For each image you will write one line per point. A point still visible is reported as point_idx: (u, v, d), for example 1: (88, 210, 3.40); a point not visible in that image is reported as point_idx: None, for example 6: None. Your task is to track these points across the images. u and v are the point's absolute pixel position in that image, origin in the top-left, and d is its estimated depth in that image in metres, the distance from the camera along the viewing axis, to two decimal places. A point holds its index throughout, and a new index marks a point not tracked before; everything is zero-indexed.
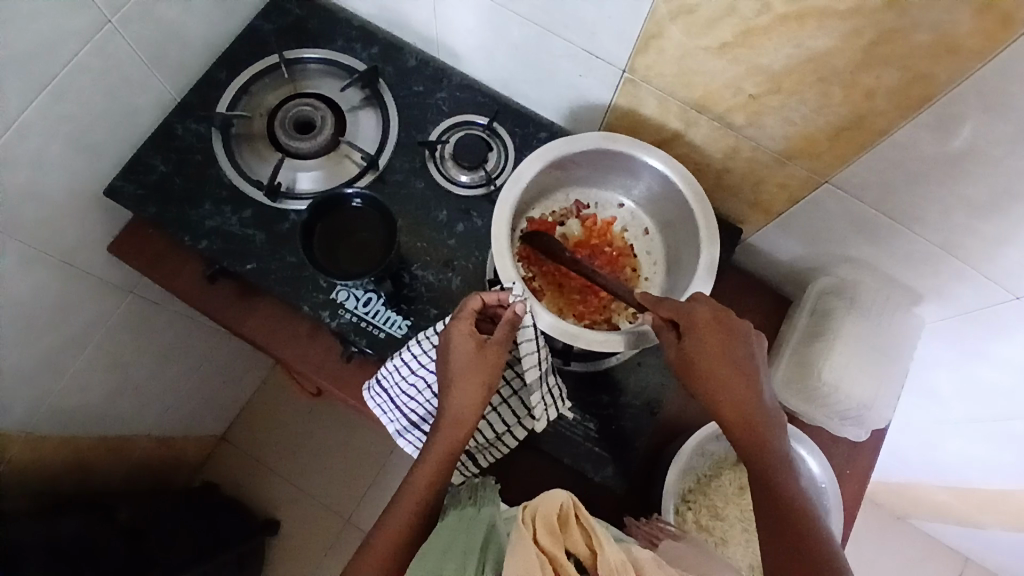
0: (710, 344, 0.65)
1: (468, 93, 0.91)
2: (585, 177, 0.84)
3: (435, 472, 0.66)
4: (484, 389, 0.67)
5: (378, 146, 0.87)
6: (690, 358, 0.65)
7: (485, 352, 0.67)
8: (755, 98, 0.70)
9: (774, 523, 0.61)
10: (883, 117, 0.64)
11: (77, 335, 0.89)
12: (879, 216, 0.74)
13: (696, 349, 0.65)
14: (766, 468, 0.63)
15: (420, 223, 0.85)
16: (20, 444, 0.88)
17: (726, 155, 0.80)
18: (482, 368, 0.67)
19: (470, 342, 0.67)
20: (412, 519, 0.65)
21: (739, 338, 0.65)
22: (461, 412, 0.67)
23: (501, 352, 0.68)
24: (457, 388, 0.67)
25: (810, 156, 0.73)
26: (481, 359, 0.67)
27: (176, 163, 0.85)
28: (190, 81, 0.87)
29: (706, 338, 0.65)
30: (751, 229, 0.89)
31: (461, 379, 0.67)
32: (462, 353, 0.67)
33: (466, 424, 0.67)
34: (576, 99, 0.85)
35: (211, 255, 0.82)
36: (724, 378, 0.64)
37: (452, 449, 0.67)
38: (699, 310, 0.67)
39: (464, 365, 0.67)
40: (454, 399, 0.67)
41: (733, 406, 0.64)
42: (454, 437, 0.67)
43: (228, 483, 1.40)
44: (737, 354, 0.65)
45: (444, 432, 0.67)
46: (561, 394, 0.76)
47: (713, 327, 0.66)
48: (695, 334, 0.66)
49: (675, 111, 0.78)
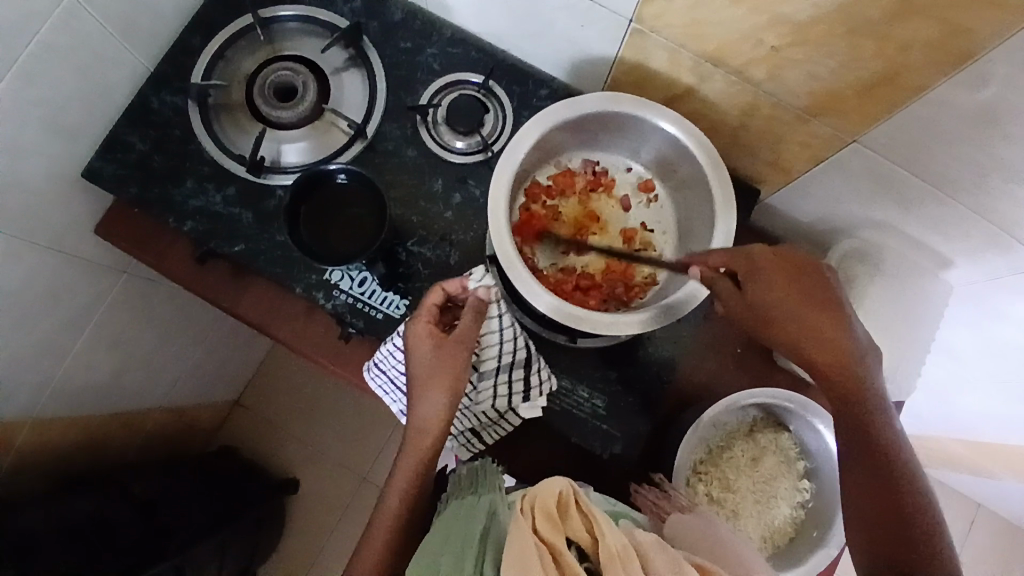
0: (803, 295, 0.62)
1: (460, 48, 0.83)
2: (588, 141, 0.77)
3: (410, 477, 0.67)
4: (447, 390, 0.67)
5: (366, 112, 0.81)
6: (772, 311, 0.62)
7: (442, 350, 0.67)
8: (776, 50, 0.63)
9: (867, 462, 0.62)
10: (920, 71, 0.56)
11: (75, 319, 0.88)
12: (908, 177, 0.68)
13: (780, 301, 0.62)
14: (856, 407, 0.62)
15: (414, 194, 0.80)
16: (28, 430, 0.88)
17: (743, 112, 0.73)
18: (443, 365, 0.67)
19: (428, 342, 0.67)
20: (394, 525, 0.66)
21: (825, 281, 0.64)
22: (429, 415, 0.67)
23: (460, 349, 0.68)
24: (422, 392, 0.67)
25: (836, 114, 0.66)
26: (440, 357, 0.67)
27: (155, 140, 0.80)
28: (162, 48, 0.81)
29: (801, 284, 0.63)
30: (769, 189, 0.83)
31: (424, 382, 0.67)
32: (420, 356, 0.67)
33: (433, 429, 0.67)
34: (578, 52, 0.78)
35: (198, 237, 0.78)
36: (823, 325, 0.62)
37: (423, 453, 0.67)
38: (775, 258, 0.63)
39: (424, 367, 0.67)
40: (420, 404, 0.67)
41: (823, 347, 0.62)
42: (424, 442, 0.67)
43: (245, 447, 1.42)
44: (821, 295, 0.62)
45: (414, 436, 0.68)
46: (527, 390, 0.75)
47: (796, 276, 0.63)
48: (773, 283, 0.63)
49: (687, 64, 0.71)
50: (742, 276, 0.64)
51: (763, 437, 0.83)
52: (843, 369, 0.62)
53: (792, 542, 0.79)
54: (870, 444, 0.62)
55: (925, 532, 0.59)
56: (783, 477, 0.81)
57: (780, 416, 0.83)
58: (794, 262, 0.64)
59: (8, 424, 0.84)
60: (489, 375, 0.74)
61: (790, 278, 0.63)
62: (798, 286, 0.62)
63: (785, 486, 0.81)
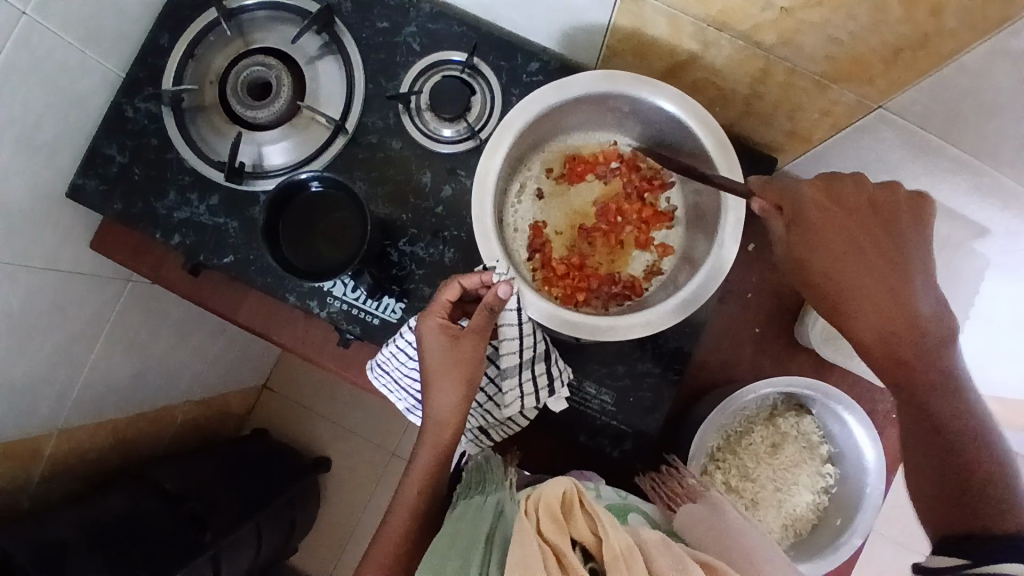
0: (874, 247, 0.55)
1: (442, 24, 0.76)
2: (585, 122, 0.71)
3: (426, 477, 0.62)
4: (464, 387, 0.61)
5: (346, 104, 0.76)
6: (808, 255, 0.57)
7: (460, 344, 0.60)
8: (789, 13, 0.54)
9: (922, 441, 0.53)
10: (956, 33, 0.48)
11: (82, 333, 0.88)
12: (944, 147, 0.59)
13: (825, 244, 0.56)
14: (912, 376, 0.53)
15: (402, 190, 0.76)
16: (55, 440, 0.91)
17: (754, 79, 0.65)
18: (459, 364, 0.60)
19: (443, 336, 0.61)
20: (409, 527, 0.62)
21: (912, 228, 0.56)
22: (445, 415, 0.62)
23: (479, 344, 0.61)
24: (437, 388, 0.61)
25: (860, 80, 0.58)
26: (457, 351, 0.60)
27: (133, 150, 0.77)
28: (129, 51, 0.77)
29: (880, 226, 0.56)
30: (788, 158, 0.75)
31: (440, 381, 0.61)
32: (435, 352, 0.61)
33: (452, 426, 0.62)
34: (569, 20, 0.70)
35: (186, 251, 0.76)
36: (837, 253, 0.56)
37: (439, 454, 0.62)
38: (823, 197, 0.57)
39: (441, 365, 0.60)
40: (436, 400, 0.61)
41: (891, 312, 0.54)
42: (440, 440, 0.62)
43: (275, 427, 1.46)
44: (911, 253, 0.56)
45: (429, 434, 0.62)
46: (550, 384, 0.69)
47: (873, 222, 0.56)
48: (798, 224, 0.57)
49: (689, 30, 0.63)
50: (785, 220, 0.58)
51: (784, 423, 0.79)
52: (918, 335, 0.53)
53: (815, 529, 0.77)
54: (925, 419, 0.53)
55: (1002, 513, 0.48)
56: (805, 464, 0.77)
57: (802, 400, 0.79)
58: (852, 199, 0.57)
59: (34, 437, 0.87)
60: (514, 373, 0.66)
61: (857, 218, 0.56)
62: (836, 219, 0.57)
63: (807, 473, 0.77)
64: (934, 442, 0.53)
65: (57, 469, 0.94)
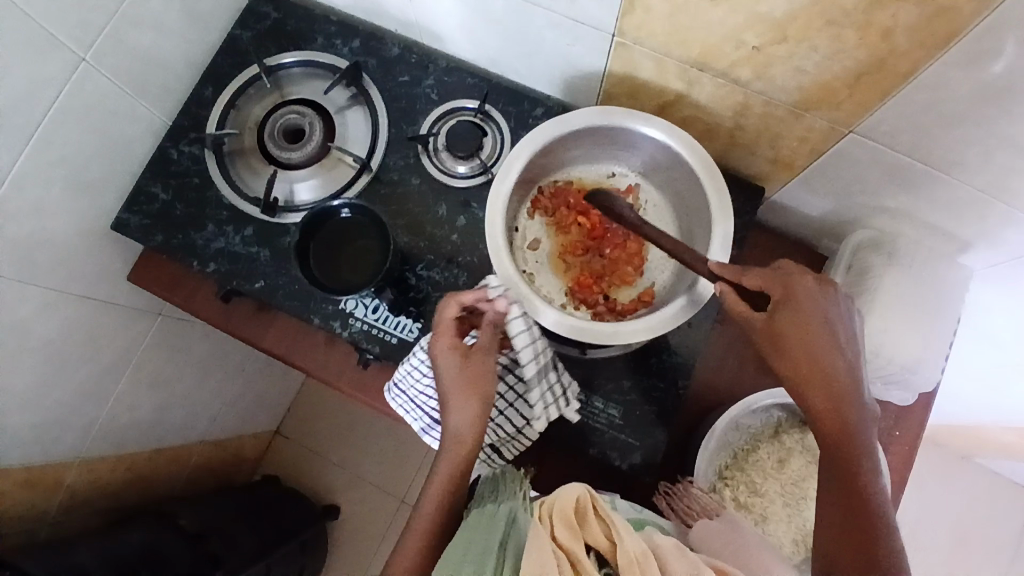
0: (802, 323, 0.59)
1: (456, 76, 0.86)
2: (586, 154, 0.79)
3: (446, 491, 0.64)
4: (481, 398, 0.64)
5: (370, 145, 0.85)
6: (782, 334, 0.59)
7: (471, 362, 0.65)
8: (759, 49, 0.63)
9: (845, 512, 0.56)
10: (906, 53, 0.56)
11: (112, 364, 0.93)
12: (912, 163, 0.66)
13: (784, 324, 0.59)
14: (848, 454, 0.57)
15: (419, 220, 0.83)
16: (76, 470, 0.93)
17: (736, 112, 0.73)
18: (474, 376, 0.64)
19: (454, 357, 0.64)
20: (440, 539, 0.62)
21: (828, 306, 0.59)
22: (462, 427, 0.64)
23: (488, 358, 0.65)
24: (455, 404, 0.64)
25: (830, 106, 0.65)
26: (470, 369, 0.64)
27: (175, 189, 0.84)
28: (177, 102, 0.86)
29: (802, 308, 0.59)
30: (773, 187, 0.82)
31: (456, 394, 0.64)
32: (449, 372, 0.64)
33: (472, 438, 0.64)
34: (569, 67, 0.79)
35: (220, 278, 0.82)
36: (808, 339, 0.58)
37: (462, 465, 0.64)
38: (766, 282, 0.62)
39: (456, 379, 0.64)
40: (456, 417, 0.64)
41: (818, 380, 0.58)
42: (460, 454, 0.64)
43: (286, 475, 1.46)
44: (834, 324, 0.59)
45: (447, 448, 0.65)
46: (565, 390, 0.73)
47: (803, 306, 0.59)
48: (793, 308, 0.59)
49: (675, 71, 0.72)
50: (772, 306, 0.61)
51: (788, 438, 0.81)
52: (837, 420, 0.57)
53: None
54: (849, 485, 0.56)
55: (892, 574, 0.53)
56: (812, 478, 0.79)
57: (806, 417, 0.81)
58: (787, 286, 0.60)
59: (58, 464, 0.90)
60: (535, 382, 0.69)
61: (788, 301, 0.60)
62: (784, 303, 0.59)
63: (814, 487, 0.79)
64: (859, 518, 0.55)
65: (76, 500, 0.96)
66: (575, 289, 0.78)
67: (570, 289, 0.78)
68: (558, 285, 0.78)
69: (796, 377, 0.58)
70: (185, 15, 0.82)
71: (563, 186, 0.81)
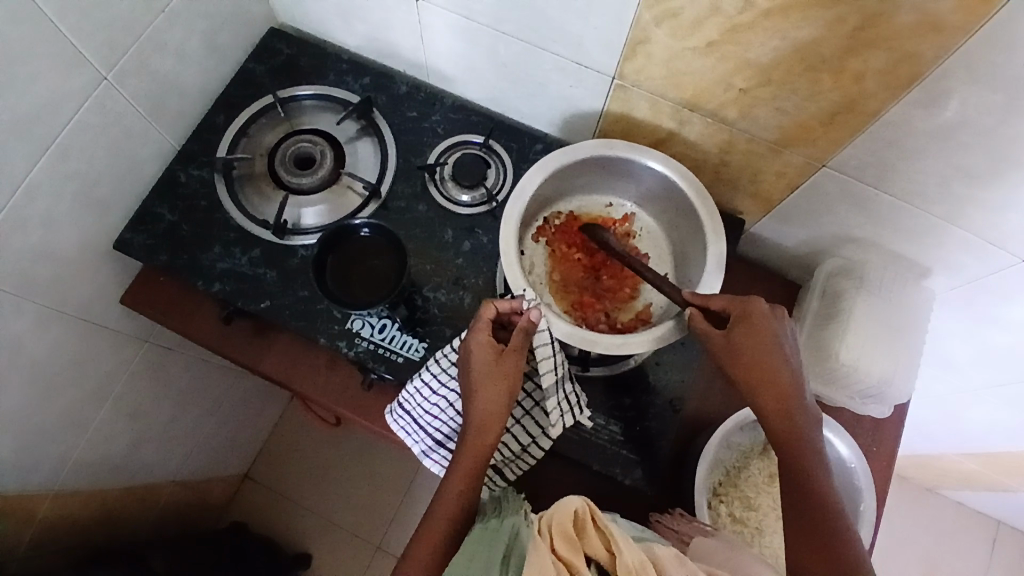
0: (758, 341, 0.63)
1: (461, 114, 0.92)
2: (585, 185, 0.85)
3: (466, 483, 0.65)
4: (507, 395, 0.67)
5: (379, 174, 0.88)
6: (743, 352, 0.63)
7: (503, 359, 0.67)
8: (745, 92, 0.71)
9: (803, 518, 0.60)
10: (875, 96, 0.65)
11: (97, 389, 0.90)
12: (879, 194, 0.75)
13: (744, 346, 0.63)
14: (802, 465, 0.61)
15: (426, 244, 0.86)
16: (50, 502, 0.89)
17: (721, 149, 0.81)
18: (502, 374, 0.67)
19: (488, 351, 0.67)
20: (451, 521, 0.64)
21: (780, 328, 0.64)
22: (486, 419, 0.66)
23: (519, 360, 0.68)
24: (480, 396, 0.66)
25: (806, 143, 0.74)
26: (500, 365, 0.67)
27: (182, 210, 0.86)
28: (187, 128, 0.89)
29: (758, 330, 0.63)
30: (752, 220, 0.90)
31: (483, 387, 0.66)
32: (480, 363, 0.67)
33: (492, 432, 0.67)
34: (568, 108, 0.86)
35: (225, 297, 0.83)
36: (767, 359, 0.62)
37: (480, 457, 0.66)
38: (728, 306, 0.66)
39: (484, 374, 0.66)
40: (478, 407, 0.66)
41: (776, 396, 0.62)
42: (480, 445, 0.66)
43: (256, 521, 1.40)
44: (786, 344, 0.63)
45: (471, 441, 0.67)
46: (579, 402, 0.75)
47: (760, 330, 0.63)
48: (752, 333, 0.63)
49: (668, 111, 0.79)
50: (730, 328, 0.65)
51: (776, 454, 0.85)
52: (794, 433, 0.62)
53: None
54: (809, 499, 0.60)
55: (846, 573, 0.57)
56: None
57: None
58: (744, 309, 0.65)
59: (31, 494, 0.85)
60: (552, 394, 0.72)
61: (746, 323, 0.64)
62: (743, 328, 0.64)
63: None
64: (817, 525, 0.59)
65: (42, 538, 0.90)
66: (580, 306, 0.81)
67: (575, 306, 0.81)
68: (563, 303, 0.82)
69: (754, 394, 0.63)
70: (203, 46, 0.85)
71: (568, 214, 0.86)
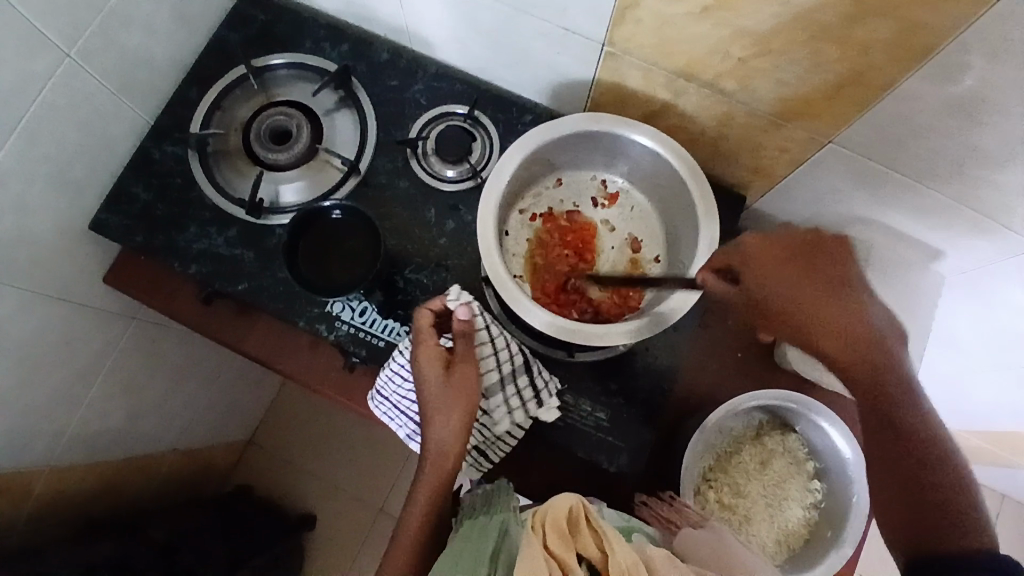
0: (810, 275, 0.61)
1: (445, 82, 0.87)
2: (571, 160, 0.80)
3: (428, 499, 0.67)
4: (457, 407, 0.66)
5: (358, 149, 0.84)
6: (786, 303, 0.60)
7: (451, 369, 0.67)
8: (744, 62, 0.65)
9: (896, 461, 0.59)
10: (885, 68, 0.58)
11: (87, 365, 0.89)
12: (886, 172, 0.69)
13: (793, 291, 0.60)
14: (882, 402, 0.59)
15: (408, 223, 0.83)
16: (45, 478, 0.90)
17: (719, 122, 0.75)
18: (451, 387, 0.66)
19: (437, 366, 0.67)
20: (422, 547, 0.66)
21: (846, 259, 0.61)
22: (441, 433, 0.67)
23: (467, 368, 0.67)
24: (435, 417, 0.66)
25: (808, 117, 0.68)
26: (449, 377, 0.67)
27: (157, 189, 0.83)
28: (161, 102, 0.85)
29: (819, 268, 0.61)
30: (754, 196, 0.85)
31: (434, 403, 0.66)
32: (428, 378, 0.66)
33: (449, 446, 0.67)
34: (557, 76, 0.81)
35: (203, 279, 0.81)
36: (837, 317, 0.59)
37: (439, 472, 0.67)
38: (770, 250, 0.62)
39: (434, 389, 0.66)
40: (432, 423, 0.67)
41: (838, 340, 0.59)
42: (441, 470, 0.67)
43: (261, 486, 1.43)
44: (845, 273, 0.61)
45: (429, 457, 0.68)
46: (537, 395, 0.74)
47: (803, 268, 0.61)
48: (815, 275, 0.61)
49: (662, 81, 0.74)
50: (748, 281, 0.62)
51: (769, 440, 0.83)
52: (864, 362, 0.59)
53: (808, 543, 0.78)
54: (897, 433, 0.59)
55: (949, 498, 0.57)
56: (793, 479, 0.81)
57: (786, 418, 0.83)
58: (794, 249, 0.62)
59: (27, 472, 0.86)
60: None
61: (799, 266, 0.61)
62: (819, 285, 0.60)
63: (796, 487, 0.81)
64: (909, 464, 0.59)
65: (42, 512, 0.92)
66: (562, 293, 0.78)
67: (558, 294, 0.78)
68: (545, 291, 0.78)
69: (812, 340, 0.60)
70: (171, 14, 0.80)
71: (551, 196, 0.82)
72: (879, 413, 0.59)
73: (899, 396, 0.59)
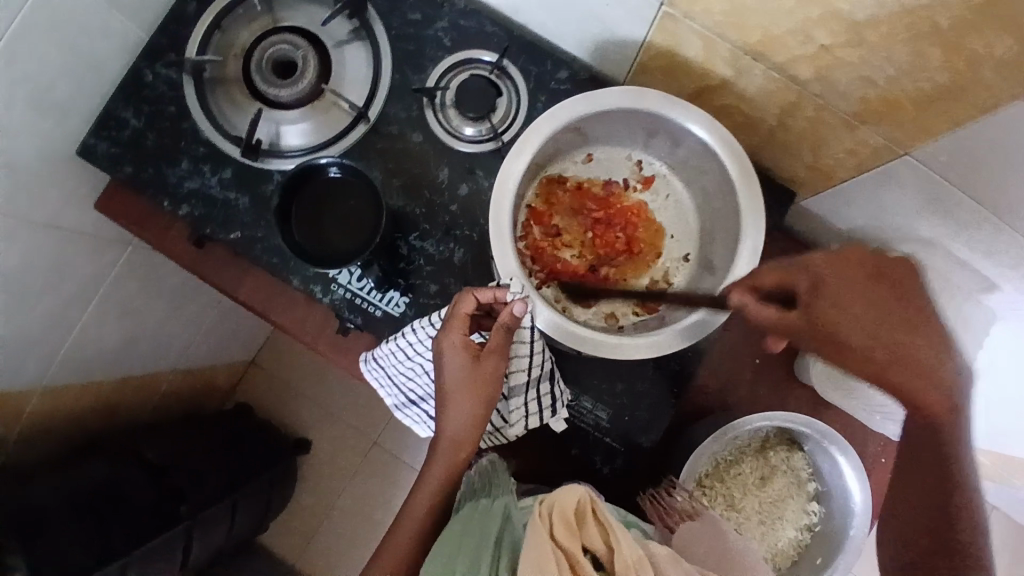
0: (883, 302, 0.52)
1: (474, 21, 0.76)
2: (605, 135, 0.71)
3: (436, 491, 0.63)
4: (482, 404, 0.61)
5: (369, 93, 0.75)
6: (846, 330, 0.52)
7: (480, 363, 0.60)
8: (828, 49, 0.54)
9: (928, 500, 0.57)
10: (1001, 86, 0.48)
11: (80, 290, 0.86)
12: (962, 197, 0.59)
13: (855, 312, 0.52)
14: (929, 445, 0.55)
15: (418, 183, 0.75)
16: (38, 399, 0.89)
17: (783, 111, 0.65)
18: (479, 382, 0.61)
19: (464, 354, 0.60)
20: (419, 537, 0.62)
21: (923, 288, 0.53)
22: (460, 427, 0.62)
23: (499, 363, 0.61)
24: (454, 406, 0.61)
25: (890, 122, 0.58)
26: (476, 371, 0.60)
27: (149, 116, 0.76)
28: (156, 14, 0.75)
29: (895, 293, 0.52)
30: (806, 193, 0.75)
31: (456, 396, 0.61)
32: (454, 371, 0.60)
33: (467, 440, 0.62)
34: (603, 32, 0.69)
35: (193, 222, 0.75)
36: (920, 358, 0.51)
37: (454, 466, 0.63)
38: (844, 267, 0.53)
39: (458, 381, 0.60)
40: (451, 416, 0.61)
41: (911, 380, 0.52)
42: (453, 458, 0.63)
43: (261, 405, 1.45)
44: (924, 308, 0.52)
45: (442, 450, 0.63)
46: (554, 404, 0.69)
47: (879, 290, 0.52)
48: (885, 302, 0.52)
49: (724, 55, 0.63)
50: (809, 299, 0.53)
51: (773, 456, 0.79)
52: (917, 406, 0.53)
53: (795, 565, 0.77)
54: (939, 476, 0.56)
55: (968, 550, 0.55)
56: (792, 499, 0.78)
57: (796, 436, 0.79)
58: (869, 267, 0.53)
59: (19, 394, 0.85)
60: (521, 393, 0.66)
61: (871, 284, 0.52)
62: (892, 297, 0.52)
63: (792, 508, 0.77)
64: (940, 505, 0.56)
65: (37, 429, 0.93)
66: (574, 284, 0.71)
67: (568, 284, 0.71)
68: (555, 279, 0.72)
69: (876, 382, 0.53)
70: None
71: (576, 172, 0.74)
72: (917, 454, 0.56)
73: (953, 442, 0.54)
